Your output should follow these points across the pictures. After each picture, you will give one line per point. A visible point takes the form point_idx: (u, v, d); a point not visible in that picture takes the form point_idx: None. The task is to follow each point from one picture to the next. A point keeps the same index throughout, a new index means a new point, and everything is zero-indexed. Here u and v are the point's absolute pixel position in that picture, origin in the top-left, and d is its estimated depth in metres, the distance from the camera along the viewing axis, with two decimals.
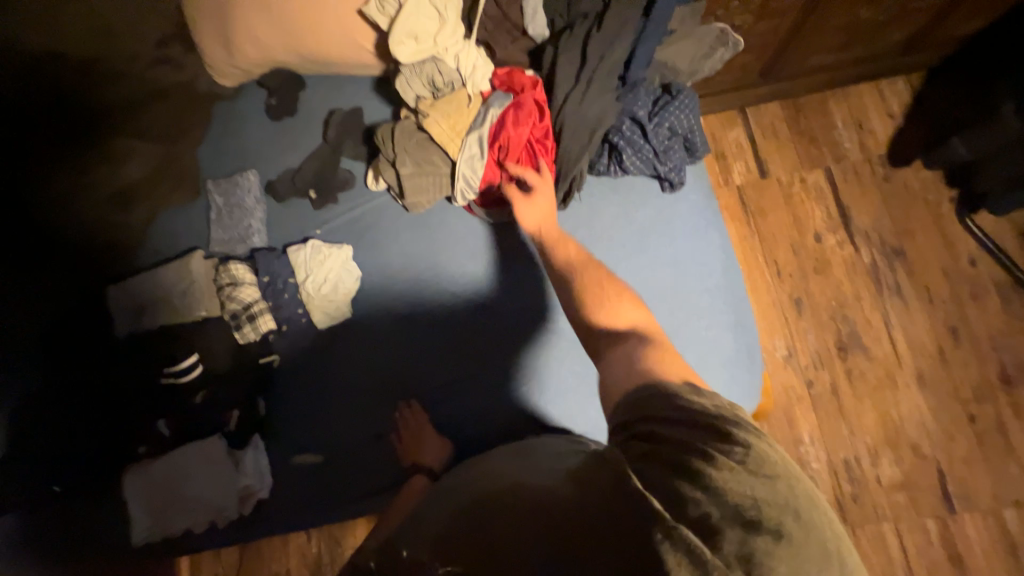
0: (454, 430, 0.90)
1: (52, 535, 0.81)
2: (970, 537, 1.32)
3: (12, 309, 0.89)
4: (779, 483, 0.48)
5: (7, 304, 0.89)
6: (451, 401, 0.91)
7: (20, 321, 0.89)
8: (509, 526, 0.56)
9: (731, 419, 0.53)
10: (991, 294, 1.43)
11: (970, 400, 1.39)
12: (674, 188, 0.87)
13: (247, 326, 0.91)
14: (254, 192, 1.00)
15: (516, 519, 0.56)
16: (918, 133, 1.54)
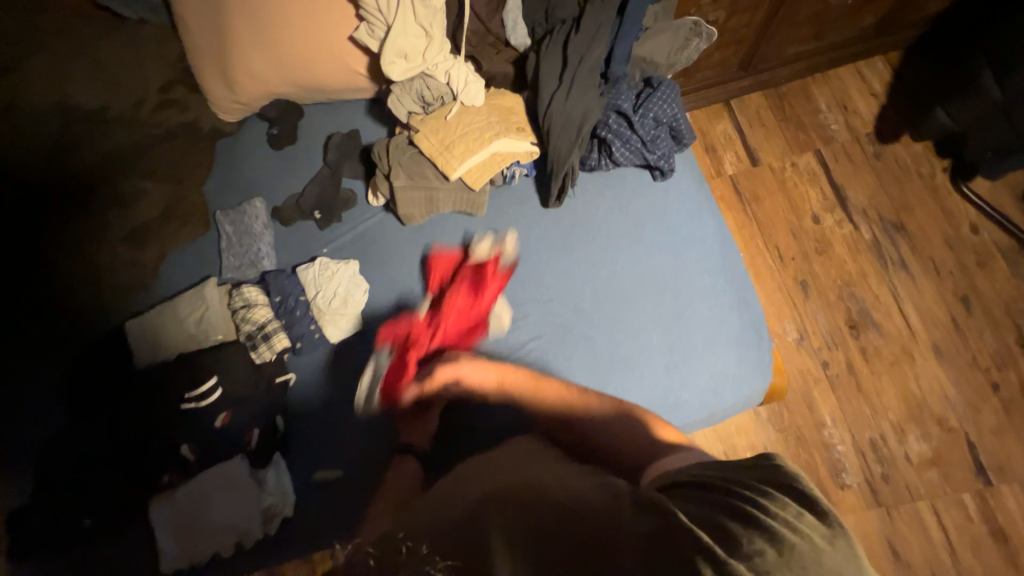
0: (472, 432, 0.90)
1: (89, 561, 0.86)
2: (1010, 510, 1.28)
3: (50, 353, 0.97)
4: (832, 541, 0.50)
5: (43, 347, 0.97)
6: (460, 410, 0.91)
7: (54, 362, 0.97)
8: (535, 525, 0.56)
9: (780, 478, 0.56)
10: (997, 259, 1.43)
11: (991, 368, 1.36)
12: (665, 175, 0.89)
13: (262, 346, 0.93)
14: (261, 218, 1.03)
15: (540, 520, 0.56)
16: (903, 109, 1.56)
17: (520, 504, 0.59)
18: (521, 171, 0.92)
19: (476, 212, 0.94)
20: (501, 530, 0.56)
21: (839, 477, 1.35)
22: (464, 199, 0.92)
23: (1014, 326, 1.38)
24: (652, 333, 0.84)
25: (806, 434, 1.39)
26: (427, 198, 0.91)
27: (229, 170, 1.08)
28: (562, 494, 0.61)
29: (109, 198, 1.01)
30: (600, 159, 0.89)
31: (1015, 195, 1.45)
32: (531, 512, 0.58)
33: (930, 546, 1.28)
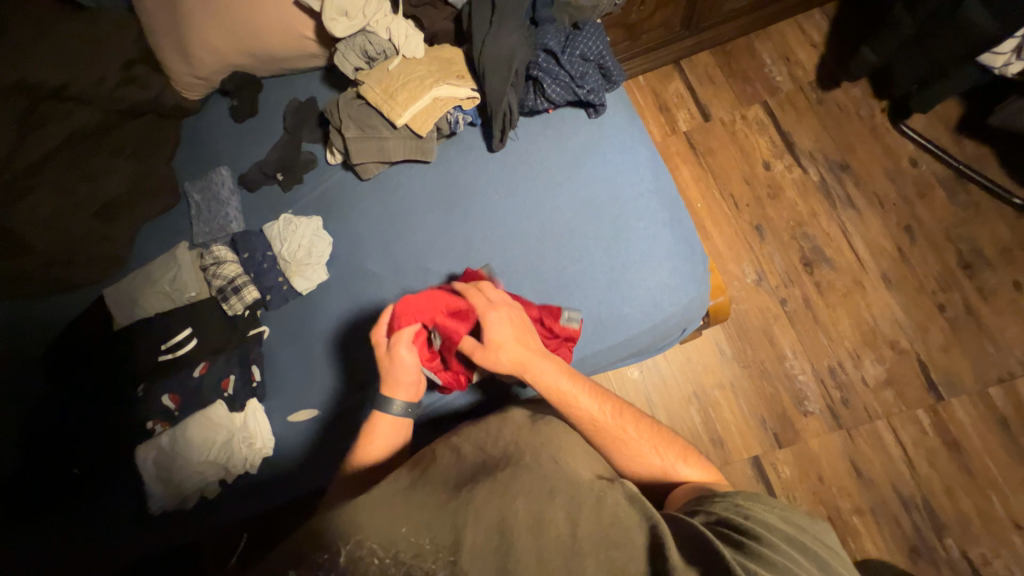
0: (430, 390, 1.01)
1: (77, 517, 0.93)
2: (962, 420, 1.35)
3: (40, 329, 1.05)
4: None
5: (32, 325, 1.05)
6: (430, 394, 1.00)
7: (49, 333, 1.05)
8: (567, 537, 0.59)
9: (805, 532, 0.64)
10: (937, 189, 1.50)
11: (937, 290, 1.44)
12: (598, 111, 0.97)
13: (233, 298, 0.99)
14: (228, 185, 1.10)
15: (572, 535, 0.59)
16: (841, 56, 1.64)
17: (548, 502, 0.62)
18: (464, 117, 0.97)
19: (427, 159, 1.00)
20: (527, 538, 0.59)
21: (802, 404, 1.43)
22: (413, 146, 0.98)
23: (957, 250, 1.46)
24: (594, 255, 0.91)
25: (769, 367, 1.46)
26: (378, 147, 0.97)
27: (197, 145, 1.17)
28: (590, 500, 0.63)
29: (80, 175, 1.06)
30: (537, 99, 0.96)
31: (950, 128, 1.53)
32: (563, 523, 0.61)
33: (889, 460, 1.35)
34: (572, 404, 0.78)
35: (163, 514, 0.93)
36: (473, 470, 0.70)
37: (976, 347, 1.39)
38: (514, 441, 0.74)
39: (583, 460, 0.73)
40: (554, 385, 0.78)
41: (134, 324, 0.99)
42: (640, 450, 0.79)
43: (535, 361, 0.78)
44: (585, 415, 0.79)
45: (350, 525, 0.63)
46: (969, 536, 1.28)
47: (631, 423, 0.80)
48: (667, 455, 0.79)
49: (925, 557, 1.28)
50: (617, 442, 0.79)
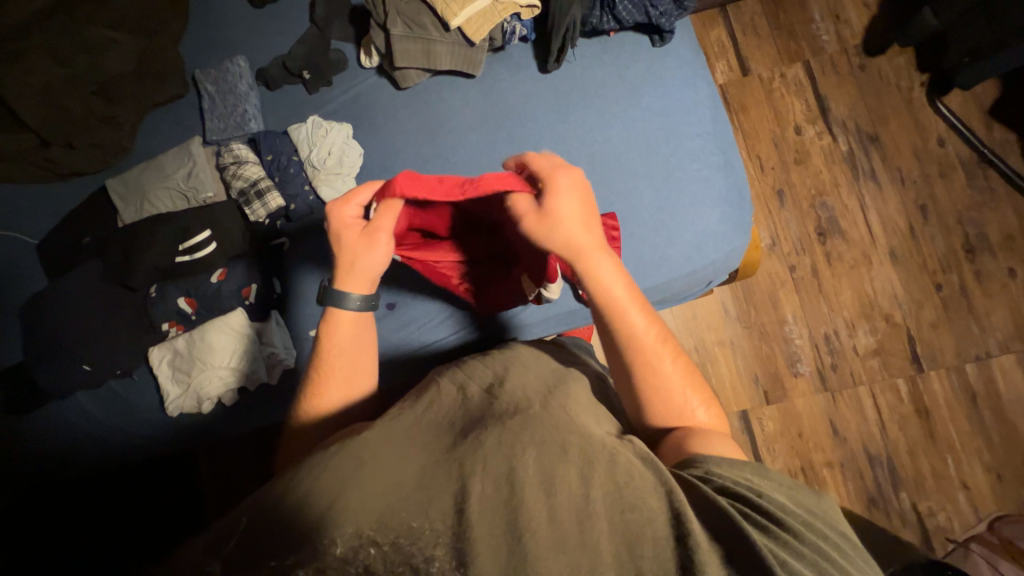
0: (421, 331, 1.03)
1: (106, 406, 0.97)
2: (935, 391, 1.46)
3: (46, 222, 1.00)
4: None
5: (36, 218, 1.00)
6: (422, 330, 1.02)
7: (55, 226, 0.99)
8: (581, 498, 0.47)
9: (830, 520, 0.52)
10: (957, 171, 1.52)
11: (937, 270, 1.50)
12: (664, 41, 0.92)
13: (256, 203, 0.94)
14: (246, 78, 0.99)
15: (586, 496, 0.48)
16: (892, 20, 1.57)
17: (560, 460, 0.50)
18: (520, 29, 0.92)
19: (473, 73, 0.94)
20: (538, 494, 0.47)
21: (794, 366, 1.50)
22: (461, 56, 0.92)
23: (963, 234, 1.50)
24: (643, 193, 0.88)
25: (769, 329, 1.52)
26: (424, 51, 0.90)
27: (207, 29, 1.05)
28: (604, 457, 0.51)
29: (73, 44, 0.93)
30: (602, 17, 0.89)
31: (982, 111, 1.53)
32: (575, 481, 0.48)
33: (864, 422, 1.46)
34: (617, 303, 0.67)
35: (180, 414, 0.94)
36: (476, 414, 0.58)
37: (962, 327, 1.47)
38: (521, 388, 0.62)
39: (594, 416, 0.61)
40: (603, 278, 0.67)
41: (141, 221, 0.92)
42: (662, 375, 0.66)
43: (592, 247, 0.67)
44: (621, 307, 0.67)
45: (324, 508, 0.46)
46: (921, 492, 1.41)
47: (666, 343, 0.67)
48: (691, 389, 0.66)
49: (880, 507, 1.41)
50: (642, 353, 0.66)
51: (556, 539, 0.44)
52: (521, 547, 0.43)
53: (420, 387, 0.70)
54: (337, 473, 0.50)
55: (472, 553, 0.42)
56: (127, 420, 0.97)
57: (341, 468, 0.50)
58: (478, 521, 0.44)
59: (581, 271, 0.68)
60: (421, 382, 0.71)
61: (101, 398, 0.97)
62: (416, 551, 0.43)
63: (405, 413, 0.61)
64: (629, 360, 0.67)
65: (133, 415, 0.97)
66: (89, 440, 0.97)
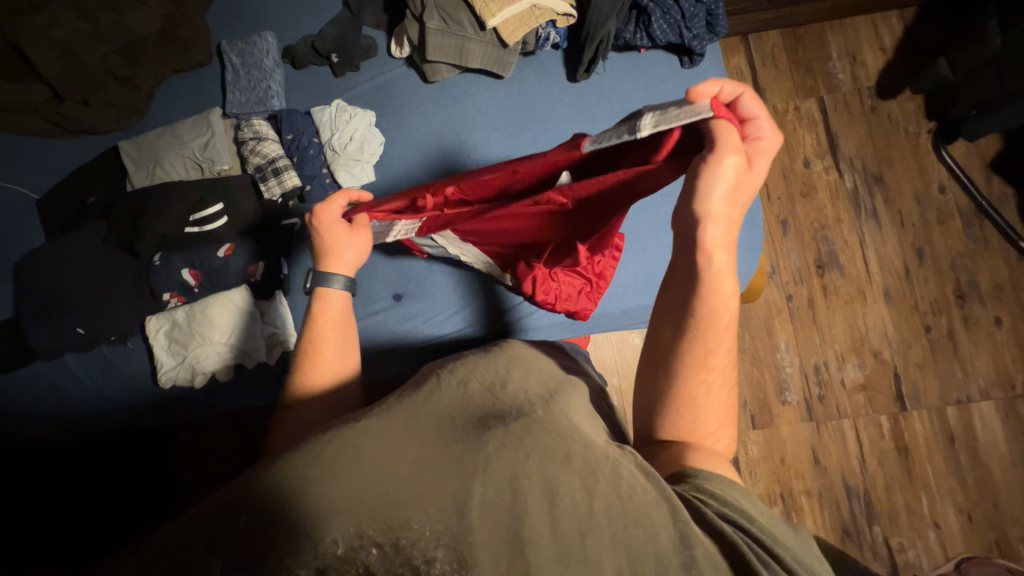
0: (415, 325, 1.02)
1: (94, 372, 0.95)
2: (916, 430, 1.49)
3: (52, 179, 0.98)
4: None
5: (43, 174, 0.98)
6: (417, 324, 1.02)
7: (59, 184, 0.97)
8: (583, 508, 0.46)
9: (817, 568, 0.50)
10: (955, 219, 1.57)
11: (928, 312, 1.54)
12: (692, 63, 0.97)
13: (272, 180, 0.92)
14: (272, 54, 0.99)
15: (589, 507, 0.47)
16: (906, 67, 1.62)
17: (564, 468, 0.49)
18: (554, 36, 0.95)
19: (502, 74, 0.96)
20: (541, 503, 0.46)
21: (783, 394, 1.52)
22: (493, 56, 0.94)
23: (955, 279, 1.55)
24: None
25: (762, 355, 1.54)
26: (458, 47, 0.92)
27: (239, 1, 1.04)
28: (607, 469, 0.51)
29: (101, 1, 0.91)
30: (636, 33, 0.94)
31: (984, 163, 1.58)
32: (578, 490, 0.48)
33: (845, 454, 1.48)
34: (717, 312, 0.60)
35: (172, 386, 0.93)
36: (479, 414, 0.57)
37: (947, 369, 1.51)
38: (523, 391, 0.62)
39: (596, 425, 0.61)
40: (720, 280, 0.59)
41: (152, 187, 0.90)
42: (705, 388, 0.61)
43: (728, 241, 0.58)
44: (717, 306, 0.59)
45: (320, 502, 0.44)
46: (895, 527, 1.44)
47: (730, 368, 0.62)
48: (724, 418, 0.62)
49: (853, 539, 1.44)
50: (706, 363, 0.61)
51: (557, 551, 0.43)
52: (522, 555, 0.42)
53: (417, 380, 0.68)
54: (334, 462, 0.48)
55: (475, 557, 0.42)
56: (114, 387, 0.95)
57: (338, 458, 0.48)
58: (482, 527, 0.44)
59: (699, 258, 0.58)
60: (417, 375, 0.70)
61: (91, 363, 0.95)
62: (416, 551, 0.41)
63: (403, 404, 0.59)
64: (693, 364, 0.61)
65: (125, 385, 0.95)
66: (71, 405, 0.94)
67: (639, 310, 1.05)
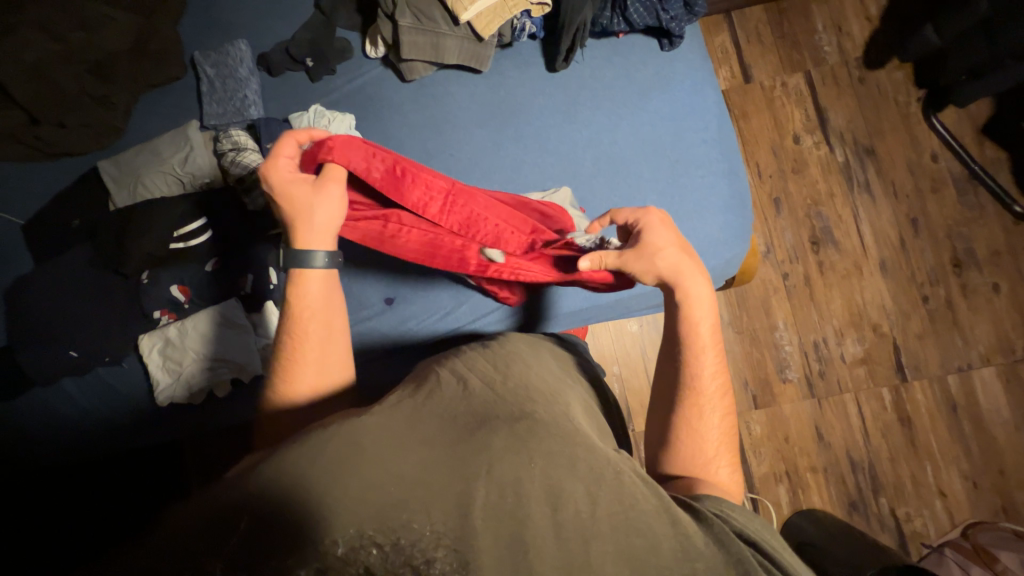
0: (413, 321, 1.02)
1: (94, 392, 0.95)
2: (918, 400, 1.49)
3: (35, 204, 0.97)
4: None
5: (25, 199, 0.97)
6: (415, 320, 1.02)
7: (42, 208, 0.96)
8: (587, 515, 0.47)
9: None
10: (949, 187, 1.56)
11: (925, 283, 1.53)
12: (672, 46, 0.96)
13: (256, 191, 0.91)
14: (246, 62, 0.97)
15: (592, 514, 0.47)
16: (893, 35, 1.59)
17: (569, 475, 0.49)
18: (530, 26, 0.93)
19: (481, 68, 0.95)
20: (545, 511, 0.46)
21: (783, 372, 1.52)
22: (470, 51, 0.93)
23: (952, 248, 1.54)
24: (648, 195, 0.93)
25: (760, 335, 1.54)
26: (433, 44, 0.90)
27: (209, 10, 1.03)
28: (609, 474, 0.51)
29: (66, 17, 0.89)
30: (613, 18, 0.93)
31: (976, 128, 1.57)
32: (583, 497, 0.48)
33: (849, 429, 1.49)
34: (695, 338, 0.69)
35: (169, 404, 0.93)
36: (480, 413, 0.56)
37: (947, 338, 1.51)
38: (526, 388, 0.63)
39: (598, 428, 0.64)
40: (691, 311, 0.69)
41: (134, 205, 0.89)
42: (700, 417, 0.67)
43: (694, 279, 0.69)
44: (697, 337, 0.69)
45: (323, 499, 0.42)
46: (901, 498, 1.45)
47: (721, 395, 0.68)
48: (724, 442, 0.67)
49: (860, 512, 1.44)
50: (697, 389, 0.68)
51: (561, 559, 0.43)
52: (525, 563, 0.42)
53: (417, 377, 0.68)
54: (336, 458, 0.46)
55: (476, 557, 0.41)
56: (115, 406, 0.96)
57: (340, 454, 0.47)
58: (485, 532, 0.43)
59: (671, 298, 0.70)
60: (417, 373, 0.70)
61: (89, 385, 0.95)
62: (416, 551, 0.40)
63: (407, 403, 0.58)
64: (685, 390, 0.68)
65: (126, 404, 0.96)
66: (71, 427, 0.95)
67: (633, 299, 1.05)
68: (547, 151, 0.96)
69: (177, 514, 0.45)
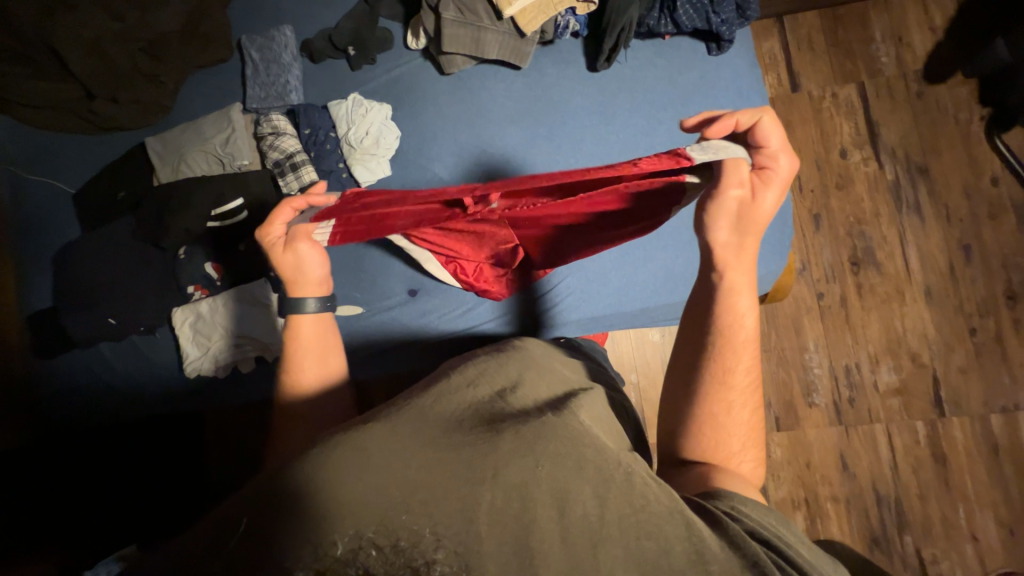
0: (434, 314, 1.03)
1: (128, 359, 1.00)
2: (956, 438, 1.41)
3: (85, 176, 1.02)
4: None
5: (76, 169, 1.02)
6: (436, 313, 1.02)
7: (91, 180, 1.01)
8: (595, 518, 0.45)
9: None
10: (1008, 213, 1.46)
11: (974, 314, 1.44)
12: (720, 51, 0.93)
13: (290, 175, 0.94)
14: (291, 48, 0.99)
15: (600, 518, 0.45)
16: (959, 48, 1.49)
17: (576, 476, 0.47)
18: (574, 24, 0.91)
19: (520, 65, 0.94)
20: (551, 513, 0.45)
21: (810, 396, 1.46)
22: (511, 46, 0.92)
23: (1006, 278, 1.44)
24: None
25: (788, 355, 1.48)
26: (474, 38, 0.90)
27: None
28: (619, 475, 0.49)
29: None
30: (660, 19, 0.90)
31: None
32: (590, 499, 0.46)
33: (877, 461, 1.42)
34: (734, 328, 0.62)
35: (197, 376, 0.98)
36: (488, 416, 0.55)
37: (993, 374, 1.42)
38: (534, 397, 0.61)
39: (605, 430, 0.60)
40: (735, 297, 0.62)
41: (175, 182, 0.93)
42: (728, 408, 0.61)
43: (741, 267, 0.62)
44: (731, 321, 0.62)
45: (325, 500, 0.43)
46: (928, 538, 1.37)
47: (753, 387, 0.63)
48: (750, 441, 0.61)
49: (882, 548, 1.38)
50: (727, 378, 0.61)
51: (567, 562, 0.43)
52: (531, 566, 0.42)
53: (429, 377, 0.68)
54: (339, 461, 0.46)
55: (479, 562, 0.41)
56: (147, 375, 1.00)
57: (343, 457, 0.46)
58: (489, 531, 0.43)
59: (716, 272, 0.62)
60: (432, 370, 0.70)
61: (124, 351, 1.00)
62: (416, 554, 0.41)
63: (413, 404, 0.57)
64: (712, 380, 0.61)
65: (158, 372, 1.00)
66: (105, 391, 0.99)
67: (658, 308, 1.02)
68: (580, 151, 0.94)
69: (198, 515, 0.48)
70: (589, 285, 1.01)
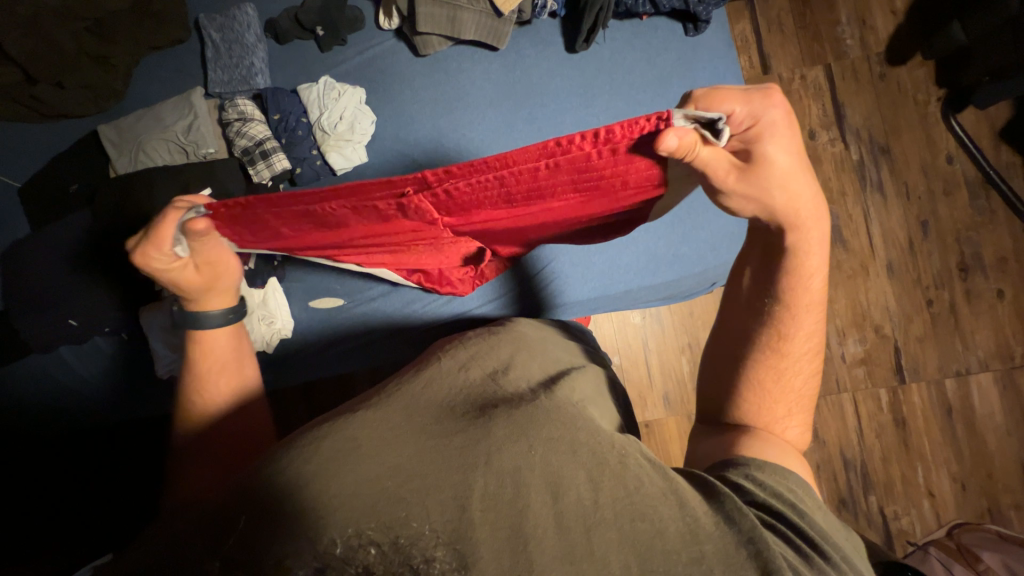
0: (418, 302, 1.01)
1: (95, 362, 0.96)
2: (914, 402, 1.50)
3: (32, 168, 0.94)
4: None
5: (22, 161, 0.95)
6: (421, 301, 1.01)
7: (38, 172, 0.94)
8: (589, 503, 0.46)
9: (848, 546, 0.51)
10: (961, 190, 1.54)
11: (930, 286, 1.53)
12: (697, 32, 0.94)
13: (260, 163, 0.89)
14: (254, 28, 0.94)
15: (594, 502, 0.46)
16: (918, 30, 1.55)
17: (570, 461, 0.48)
18: (551, 3, 0.90)
19: (497, 46, 0.92)
20: (545, 499, 0.45)
21: None
22: (488, 26, 0.90)
23: (959, 252, 1.53)
24: None
25: None
26: (450, 18, 0.88)
27: None
28: (613, 459, 0.50)
29: None
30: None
31: (993, 132, 1.54)
32: (584, 484, 0.47)
33: (844, 428, 1.50)
34: (801, 295, 0.61)
35: (172, 376, 0.94)
36: (482, 400, 0.56)
37: (947, 342, 1.51)
38: (527, 379, 0.61)
39: (599, 409, 0.62)
40: (808, 258, 0.60)
41: (134, 173, 0.87)
42: (779, 377, 0.63)
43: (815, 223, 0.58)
44: (797, 287, 0.61)
45: (317, 494, 0.42)
46: (890, 496, 1.47)
47: (810, 353, 0.64)
48: (799, 409, 0.63)
49: (849, 508, 1.47)
50: (780, 348, 0.63)
51: (563, 550, 0.43)
52: (525, 554, 0.42)
53: (420, 360, 0.68)
54: (331, 457, 0.45)
55: (475, 555, 0.41)
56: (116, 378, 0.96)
57: (335, 451, 0.45)
58: (485, 521, 0.43)
59: (790, 235, 0.58)
60: (421, 355, 0.70)
61: (87, 355, 0.94)
62: (416, 551, 0.40)
63: (406, 390, 0.57)
64: (766, 349, 0.63)
65: (128, 373, 0.96)
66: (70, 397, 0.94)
67: (642, 290, 1.03)
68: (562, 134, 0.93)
69: (194, 509, 0.48)
70: (576, 269, 1.02)
